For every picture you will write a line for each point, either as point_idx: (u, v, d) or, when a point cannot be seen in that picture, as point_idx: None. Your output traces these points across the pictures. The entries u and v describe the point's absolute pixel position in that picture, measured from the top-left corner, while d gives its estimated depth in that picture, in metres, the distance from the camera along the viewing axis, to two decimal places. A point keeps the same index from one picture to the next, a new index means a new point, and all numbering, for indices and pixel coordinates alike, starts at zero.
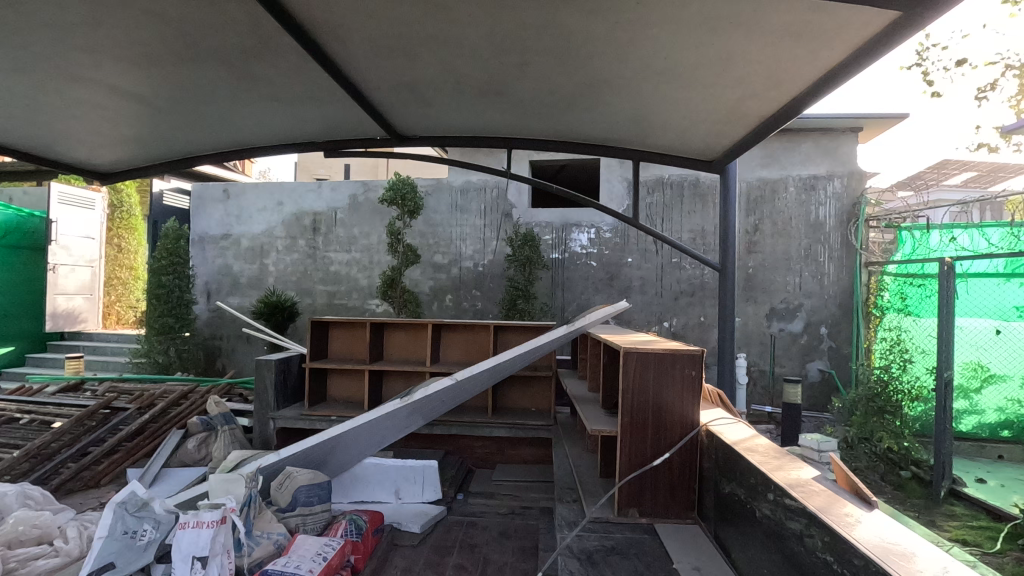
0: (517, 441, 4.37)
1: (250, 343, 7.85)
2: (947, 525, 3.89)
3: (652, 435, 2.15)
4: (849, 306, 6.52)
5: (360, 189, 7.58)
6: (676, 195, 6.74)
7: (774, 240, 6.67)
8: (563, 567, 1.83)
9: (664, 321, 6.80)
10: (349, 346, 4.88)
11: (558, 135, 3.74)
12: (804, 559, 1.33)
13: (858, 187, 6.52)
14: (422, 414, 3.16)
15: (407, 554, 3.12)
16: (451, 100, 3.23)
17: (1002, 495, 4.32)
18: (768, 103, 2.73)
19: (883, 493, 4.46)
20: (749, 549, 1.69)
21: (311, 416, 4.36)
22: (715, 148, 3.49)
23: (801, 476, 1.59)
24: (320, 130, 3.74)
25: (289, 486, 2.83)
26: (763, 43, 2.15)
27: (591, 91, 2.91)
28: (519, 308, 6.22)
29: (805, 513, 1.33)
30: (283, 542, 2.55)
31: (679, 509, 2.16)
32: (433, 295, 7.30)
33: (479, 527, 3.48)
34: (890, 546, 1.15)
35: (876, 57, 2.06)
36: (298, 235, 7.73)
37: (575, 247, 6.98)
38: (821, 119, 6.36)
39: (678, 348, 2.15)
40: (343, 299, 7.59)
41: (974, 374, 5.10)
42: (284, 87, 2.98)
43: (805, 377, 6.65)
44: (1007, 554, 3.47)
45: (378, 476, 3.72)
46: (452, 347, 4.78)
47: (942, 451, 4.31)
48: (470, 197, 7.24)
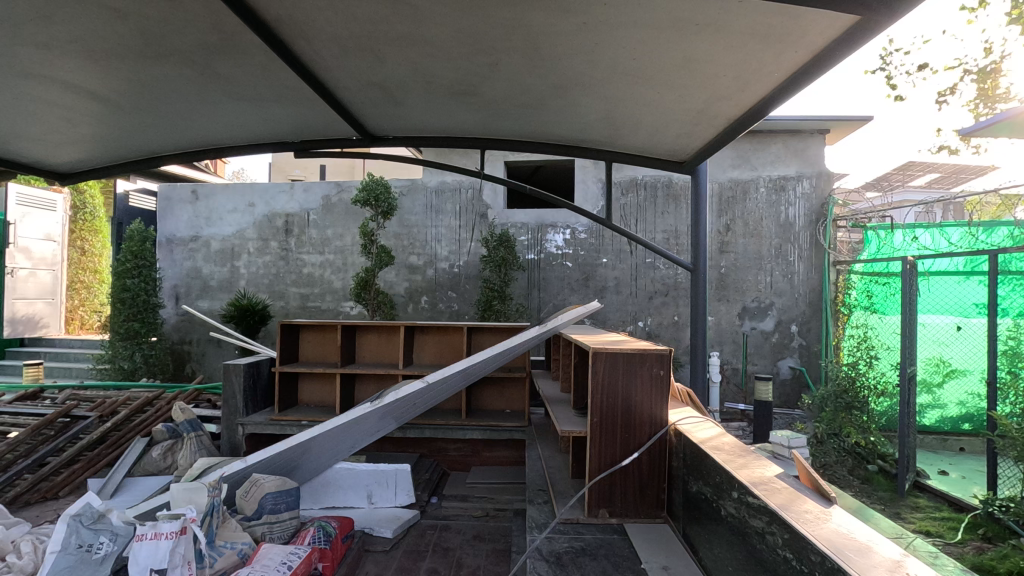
0: (492, 443, 4.34)
1: (220, 346, 7.68)
2: (912, 517, 3.99)
3: (622, 435, 2.15)
4: (818, 304, 6.67)
5: (334, 189, 7.48)
6: (649, 196, 6.80)
7: (746, 240, 6.78)
8: (532, 569, 1.82)
9: (638, 321, 6.85)
10: (321, 350, 4.82)
11: (530, 135, 3.73)
12: (766, 556, 1.35)
13: (826, 187, 6.66)
14: (394, 417, 3.12)
15: (379, 560, 3.07)
16: (422, 100, 3.20)
17: (963, 487, 4.46)
18: (736, 104, 2.76)
19: (851, 486, 4.56)
20: (715, 547, 1.69)
21: (282, 421, 4.29)
22: (686, 149, 3.52)
23: (765, 473, 1.60)
24: (289, 130, 3.68)
25: (255, 494, 2.75)
26: (730, 44, 2.17)
27: (562, 92, 2.90)
28: (495, 309, 6.21)
29: (766, 511, 1.34)
30: (248, 552, 2.47)
31: (649, 509, 2.17)
32: (408, 297, 7.23)
33: (452, 531, 3.45)
34: (849, 541, 1.17)
35: (837, 61, 2.10)
36: (270, 237, 7.59)
37: (550, 247, 6.99)
38: (789, 121, 6.48)
39: (647, 348, 2.16)
40: (317, 302, 7.48)
41: (936, 369, 5.21)
42: (249, 85, 2.91)
43: (776, 374, 6.77)
44: (967, 544, 3.58)
45: (349, 481, 3.65)
46: (426, 349, 4.74)
47: (907, 445, 4.42)
48: (445, 198, 7.20)
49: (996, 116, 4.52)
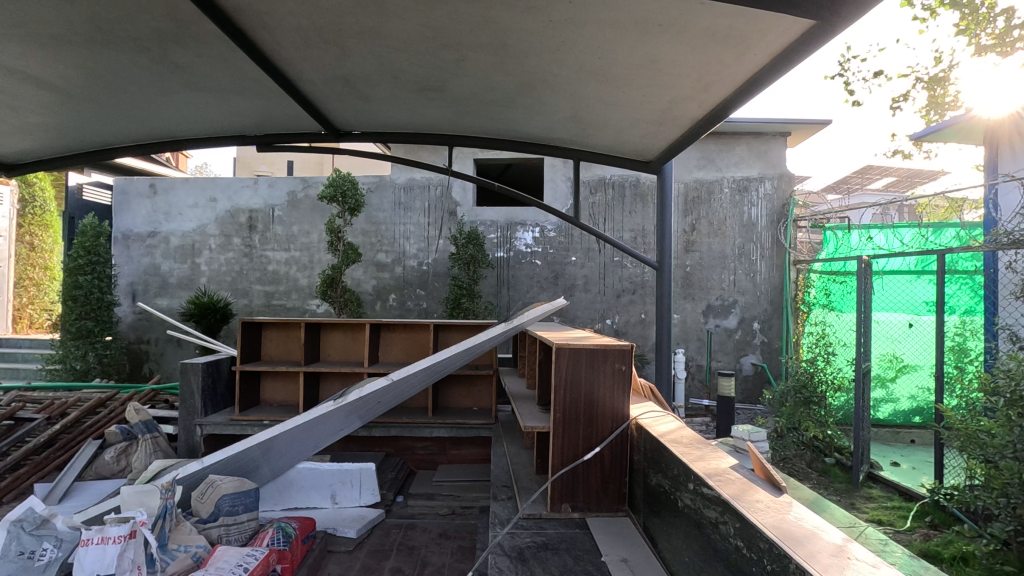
0: (459, 441, 4.33)
1: (180, 346, 7.45)
2: (865, 507, 4.14)
3: (585, 429, 2.17)
4: (779, 302, 6.85)
5: (300, 186, 7.33)
6: (617, 196, 6.88)
7: (710, 239, 6.92)
8: (494, 565, 1.81)
9: (606, 318, 6.93)
10: (284, 348, 4.72)
11: (498, 132, 3.73)
12: (719, 546, 1.37)
13: (787, 188, 6.84)
14: (358, 415, 3.07)
15: (343, 560, 3.02)
16: (389, 95, 3.17)
17: (912, 477, 4.65)
18: (700, 106, 2.81)
19: (809, 479, 4.71)
20: (673, 539, 1.72)
21: (242, 421, 4.19)
22: (652, 149, 3.55)
23: (721, 465, 1.64)
24: (252, 123, 3.59)
25: (212, 496, 2.67)
26: (692, 46, 2.21)
27: (529, 89, 2.91)
28: (463, 307, 6.21)
29: (719, 501, 1.37)
30: (203, 555, 2.39)
31: (611, 502, 2.19)
32: (376, 295, 7.15)
33: (418, 530, 3.43)
34: (795, 529, 1.20)
35: (793, 65, 2.16)
36: (233, 233, 7.40)
37: (519, 246, 7.00)
38: (752, 123, 6.62)
39: (609, 343, 2.18)
40: (282, 300, 7.33)
41: (889, 365, 5.43)
42: (209, 77, 2.83)
43: (739, 371, 6.93)
44: (916, 531, 3.74)
45: (312, 481, 3.59)
46: (393, 347, 4.69)
47: (861, 439, 4.57)
48: (414, 195, 7.14)
49: (947, 122, 4.69)
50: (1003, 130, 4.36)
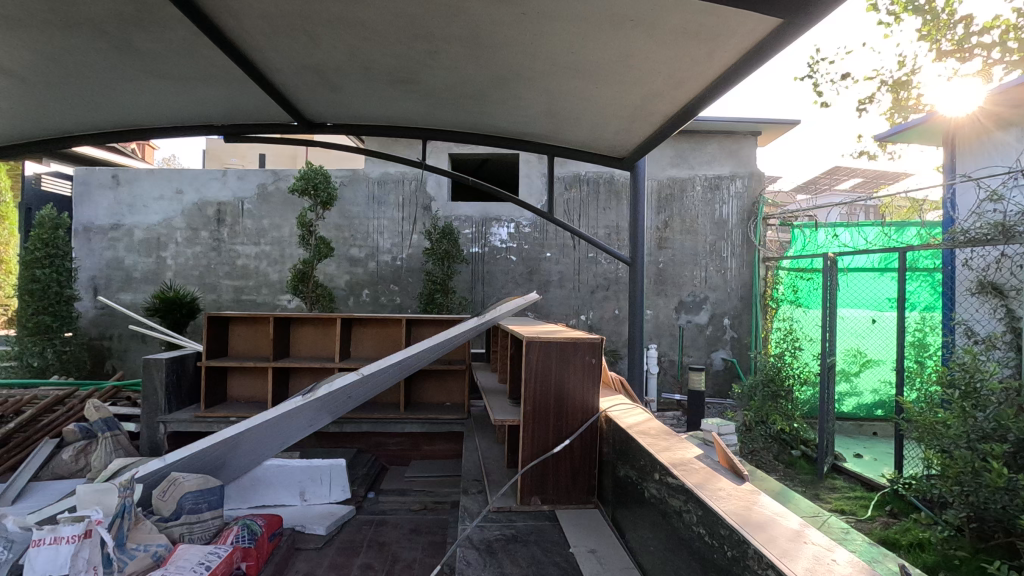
0: (432, 436, 4.30)
1: (144, 342, 7.24)
2: (829, 497, 4.26)
3: (555, 422, 2.17)
4: (748, 298, 6.98)
5: (270, 178, 7.18)
6: (592, 192, 6.92)
7: (683, 236, 7.01)
8: (461, 557, 1.81)
9: (581, 314, 6.98)
10: (252, 343, 4.62)
11: (472, 126, 3.71)
12: (683, 533, 1.39)
13: (757, 187, 6.97)
14: (328, 410, 3.01)
15: (311, 557, 2.98)
16: (361, 87, 3.12)
17: (874, 468, 4.80)
18: (671, 103, 2.83)
19: (776, 471, 4.82)
20: (640, 529, 1.74)
21: (208, 418, 4.09)
22: (626, 145, 3.57)
23: (686, 455, 1.66)
24: (219, 113, 3.49)
25: (173, 493, 2.57)
26: (663, 42, 2.23)
27: (502, 83, 2.89)
28: (437, 302, 6.19)
29: (683, 489, 1.39)
30: (163, 554, 2.29)
31: (580, 494, 2.20)
32: (349, 290, 7.06)
33: (389, 525, 3.40)
34: (755, 515, 1.22)
35: (761, 63, 2.19)
36: (200, 226, 7.21)
37: (494, 241, 6.98)
38: (724, 122, 6.72)
39: (579, 336, 2.18)
40: (251, 295, 7.18)
41: (854, 359, 5.61)
42: (172, 64, 2.75)
43: (710, 365, 7.05)
44: (876, 519, 3.86)
45: (281, 478, 3.53)
46: (364, 342, 4.64)
47: (826, 431, 4.69)
48: (388, 188, 7.06)
49: (912, 122, 4.76)
50: (962, 133, 4.51)
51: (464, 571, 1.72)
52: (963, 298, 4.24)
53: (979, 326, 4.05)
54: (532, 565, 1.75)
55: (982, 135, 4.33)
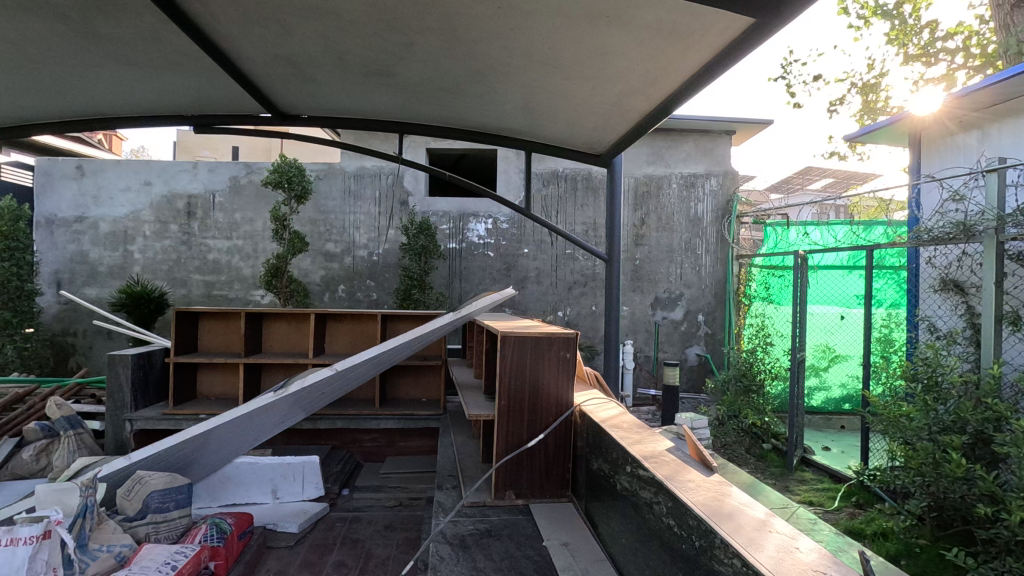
0: (408, 432, 4.28)
1: (111, 338, 7.04)
2: (798, 489, 4.36)
3: (529, 416, 2.18)
4: (722, 295, 7.09)
5: (243, 171, 7.03)
6: (569, 189, 6.95)
7: (659, 234, 7.09)
8: (434, 553, 1.80)
9: (558, 310, 7.01)
10: (223, 339, 4.53)
11: (449, 121, 3.69)
12: (653, 525, 1.41)
13: (731, 186, 7.08)
14: (301, 407, 2.97)
15: (282, 555, 2.94)
16: (335, 78, 3.07)
17: (841, 460, 4.92)
18: (647, 100, 2.85)
19: (747, 463, 4.92)
20: (612, 521, 1.75)
21: (177, 415, 4.00)
22: (602, 141, 3.58)
23: (657, 448, 1.68)
24: (188, 102, 3.40)
25: (139, 492, 2.51)
26: (638, 39, 2.23)
27: (479, 77, 2.87)
28: (414, 297, 6.16)
29: (653, 481, 1.41)
30: (127, 554, 2.25)
31: (554, 488, 2.22)
32: (324, 286, 6.96)
33: (363, 522, 3.37)
34: (721, 505, 1.24)
35: (735, 62, 2.21)
36: (169, 219, 7.03)
37: (472, 237, 6.96)
38: (700, 121, 6.80)
39: (554, 331, 2.19)
40: (223, 290, 7.03)
41: (823, 355, 5.75)
42: (138, 51, 2.66)
43: (684, 361, 7.15)
44: (842, 510, 3.97)
45: (252, 476, 3.46)
46: (339, 337, 4.59)
47: (796, 425, 4.79)
48: (364, 183, 6.97)
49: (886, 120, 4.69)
50: (927, 135, 4.65)
51: (437, 565, 1.72)
52: (926, 295, 4.36)
53: (941, 322, 4.16)
54: (505, 558, 1.75)
55: (947, 137, 4.47)
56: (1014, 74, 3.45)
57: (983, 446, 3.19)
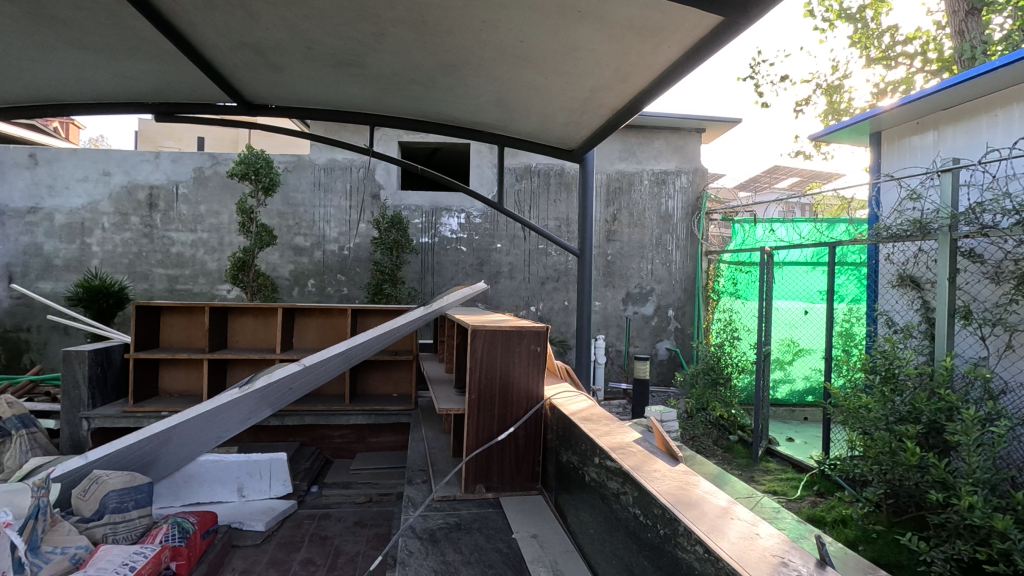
0: (379, 428, 4.24)
1: (67, 333, 6.77)
2: (763, 479, 4.49)
3: (499, 411, 2.18)
4: (692, 290, 7.22)
5: (208, 162, 6.82)
6: (542, 183, 6.96)
7: (630, 229, 7.17)
8: (403, 548, 1.78)
9: (531, 305, 7.04)
10: (186, 334, 4.40)
11: (421, 114, 3.65)
12: (620, 515, 1.43)
13: (701, 183, 7.19)
14: (268, 402, 2.90)
15: (248, 554, 2.88)
16: (305, 68, 3.00)
17: (804, 451, 5.05)
18: (618, 96, 2.87)
19: (715, 455, 5.01)
20: (581, 512, 1.77)
21: (137, 413, 3.89)
22: (574, 137, 3.59)
23: (625, 439, 1.70)
24: (149, 90, 3.29)
25: (97, 492, 2.40)
26: (610, 35, 2.24)
27: (450, 70, 2.85)
28: (385, 292, 6.10)
29: (620, 472, 1.43)
30: (83, 556, 2.17)
31: (524, 481, 2.23)
32: (293, 280, 6.83)
33: (332, 519, 3.33)
34: (684, 493, 1.26)
35: (704, 60, 2.24)
36: (130, 211, 6.79)
37: (444, 231, 6.91)
38: (671, 119, 6.89)
39: (525, 325, 2.19)
40: (187, 284, 6.84)
41: (788, 348, 5.91)
42: (95, 35, 2.56)
43: (655, 355, 7.25)
44: (805, 499, 4.10)
45: (217, 474, 3.37)
46: (308, 332, 4.51)
47: (761, 417, 4.93)
48: (335, 176, 6.85)
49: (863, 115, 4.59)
50: (888, 136, 4.81)
51: (406, 561, 1.71)
52: (884, 290, 4.51)
53: (898, 316, 4.32)
54: (474, 552, 1.76)
55: (906, 139, 4.63)
56: (968, 78, 3.58)
57: (936, 435, 3.33)
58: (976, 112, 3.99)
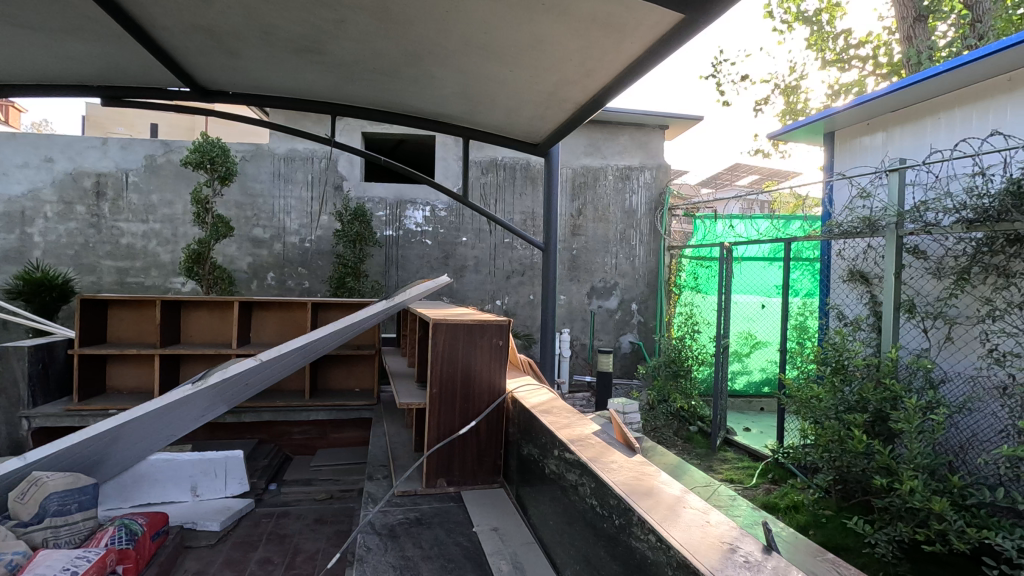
0: (340, 424, 4.18)
1: (7, 328, 6.41)
2: (721, 468, 4.62)
3: (461, 405, 2.17)
4: (654, 284, 7.35)
5: (160, 149, 6.54)
6: (508, 177, 6.95)
7: (595, 224, 7.23)
8: (362, 544, 1.76)
9: (496, 299, 7.04)
10: (135, 329, 4.23)
11: (384, 104, 3.58)
12: (578, 505, 1.44)
13: (664, 179, 7.31)
14: (224, 399, 2.79)
15: (202, 555, 2.80)
16: (262, 54, 2.91)
17: (759, 439, 5.23)
18: (582, 91, 2.88)
19: (675, 445, 5.12)
20: (541, 504, 1.78)
21: (82, 411, 3.72)
22: (539, 131, 3.59)
23: (584, 431, 1.71)
24: (95, 72, 3.12)
25: (36, 495, 2.25)
26: (573, 29, 2.24)
27: (414, 60, 2.80)
28: (348, 286, 6.00)
29: (578, 464, 1.44)
30: (20, 562, 2.04)
31: (486, 475, 2.23)
32: (252, 273, 6.64)
33: (292, 517, 3.27)
34: (640, 483, 1.28)
35: (665, 56, 2.25)
36: (75, 199, 6.46)
37: (409, 224, 6.83)
38: (635, 116, 6.96)
39: (487, 319, 2.19)
40: (138, 277, 6.56)
41: (746, 341, 6.07)
42: (34, 11, 2.41)
43: (618, 349, 7.36)
44: (759, 486, 4.24)
45: (169, 473, 3.26)
46: (265, 326, 4.39)
47: (719, 407, 5.06)
48: (295, 166, 6.68)
49: (816, 116, 4.74)
50: (840, 137, 4.99)
51: (364, 557, 1.68)
52: (836, 285, 4.69)
53: (848, 309, 4.50)
54: (435, 546, 1.75)
55: (856, 139, 4.81)
56: (915, 81, 3.73)
57: (881, 423, 3.48)
58: (922, 115, 4.17)
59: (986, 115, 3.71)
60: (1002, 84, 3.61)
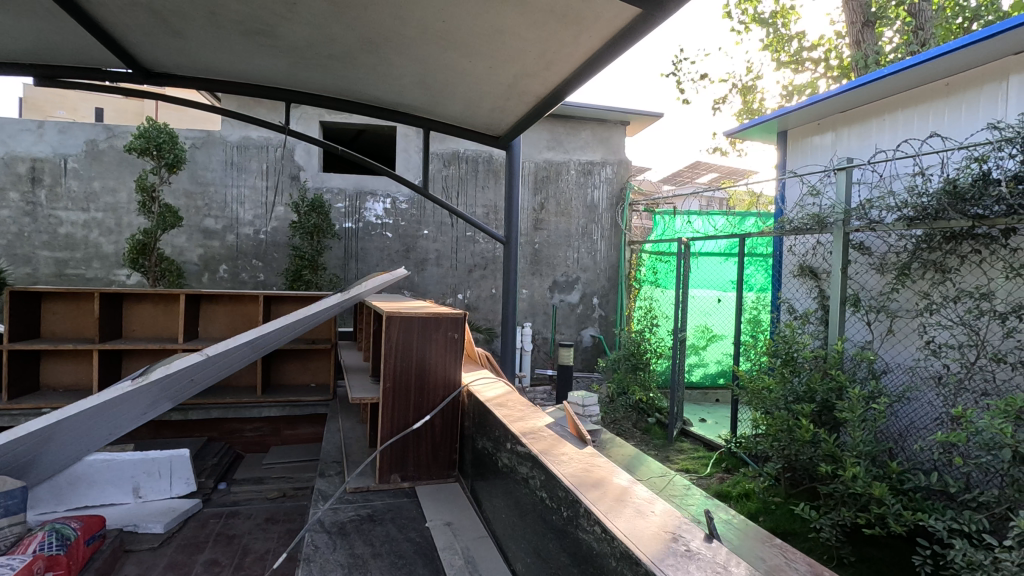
0: (294, 420, 4.07)
1: None
2: (677, 458, 4.71)
3: (415, 399, 2.13)
4: (615, 279, 7.44)
5: (102, 134, 6.20)
6: (470, 170, 6.89)
7: (557, 218, 7.26)
8: (310, 542, 1.71)
9: (458, 292, 6.99)
10: (72, 324, 4.01)
11: (340, 92, 3.48)
12: (530, 499, 1.43)
13: (625, 174, 7.39)
14: (167, 395, 2.66)
15: (144, 559, 2.67)
16: (209, 36, 2.78)
17: (713, 430, 5.37)
18: (542, 84, 2.85)
19: (633, 437, 5.21)
20: (494, 498, 1.77)
21: (12, 411, 3.51)
22: (500, 124, 3.56)
23: (537, 424, 1.71)
24: (24, 49, 2.92)
25: None
26: (531, 19, 2.21)
27: (370, 46, 2.73)
28: (305, 279, 5.85)
29: (529, 456, 1.43)
30: None
31: (441, 469, 2.20)
32: (203, 265, 6.40)
33: (241, 517, 3.16)
34: (588, 475, 1.28)
35: (624, 50, 2.25)
36: (8, 185, 6.07)
37: (369, 217, 6.69)
38: (597, 111, 7.00)
39: (442, 312, 2.15)
40: (78, 269, 6.22)
41: (702, 334, 6.23)
42: None
43: (579, 342, 7.42)
44: (713, 475, 4.36)
45: (108, 474, 3.10)
46: (215, 320, 4.24)
47: (676, 399, 5.16)
48: (249, 154, 6.44)
49: (769, 116, 4.87)
50: (792, 136, 5.15)
51: (311, 556, 1.63)
52: (787, 280, 4.83)
53: (798, 303, 4.65)
54: (385, 543, 1.72)
55: (808, 139, 4.96)
56: (860, 84, 3.87)
57: (827, 413, 3.62)
58: (868, 117, 4.34)
59: (926, 118, 3.88)
60: (940, 89, 3.78)
